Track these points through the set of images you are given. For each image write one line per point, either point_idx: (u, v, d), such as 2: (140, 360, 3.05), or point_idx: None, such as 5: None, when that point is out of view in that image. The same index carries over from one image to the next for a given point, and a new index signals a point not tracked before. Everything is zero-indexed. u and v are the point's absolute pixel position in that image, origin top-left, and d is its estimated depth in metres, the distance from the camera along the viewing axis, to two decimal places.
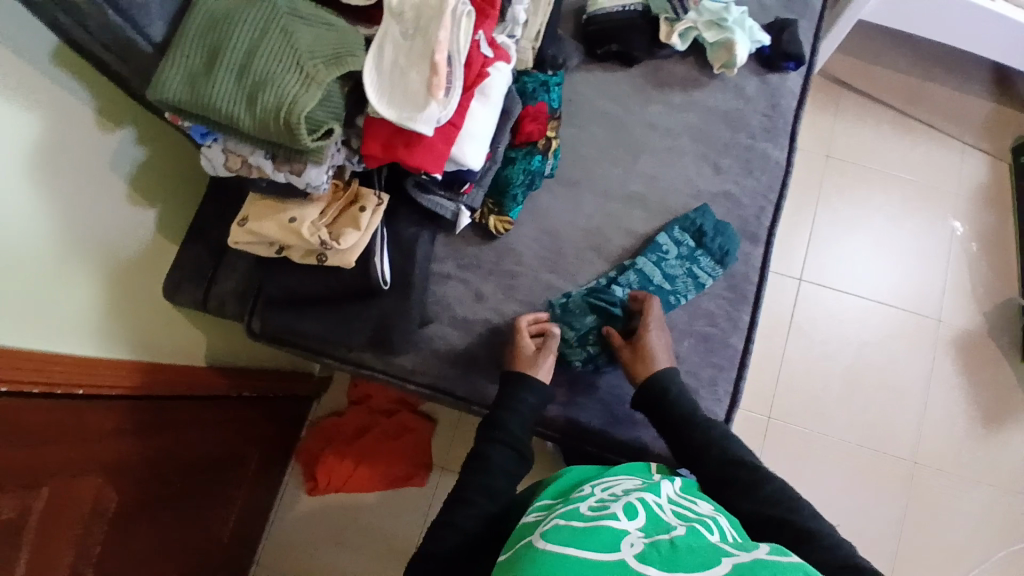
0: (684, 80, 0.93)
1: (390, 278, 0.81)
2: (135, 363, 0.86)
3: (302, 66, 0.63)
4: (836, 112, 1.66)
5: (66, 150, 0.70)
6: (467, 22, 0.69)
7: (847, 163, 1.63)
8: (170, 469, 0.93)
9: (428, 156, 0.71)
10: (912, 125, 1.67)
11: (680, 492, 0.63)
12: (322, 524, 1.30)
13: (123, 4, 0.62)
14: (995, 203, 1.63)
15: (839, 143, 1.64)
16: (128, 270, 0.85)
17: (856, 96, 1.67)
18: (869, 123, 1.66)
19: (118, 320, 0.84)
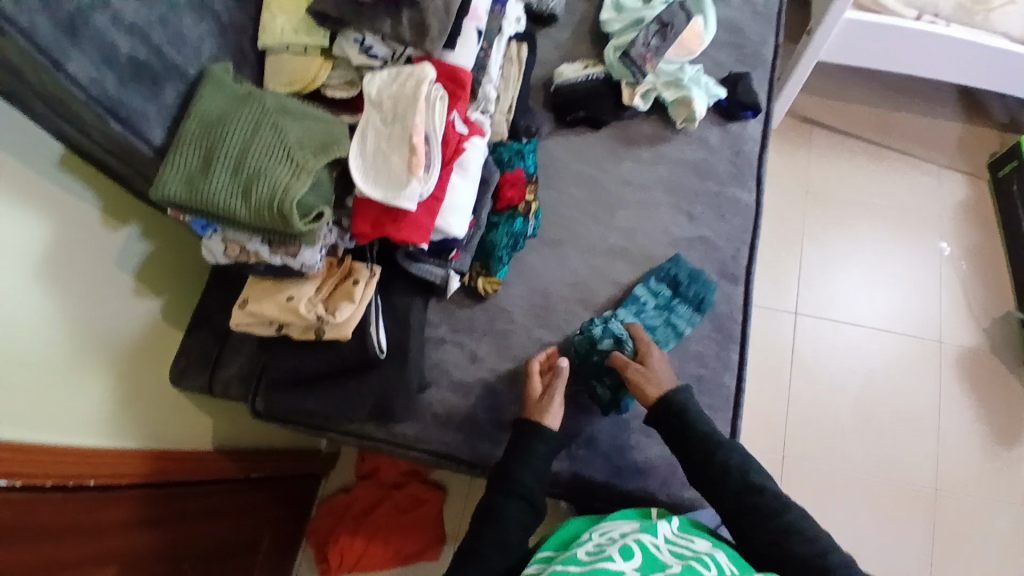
0: (651, 137, 0.99)
1: (387, 346, 0.83)
2: (143, 450, 0.88)
3: (292, 158, 0.69)
4: (809, 150, 1.73)
5: (76, 252, 0.75)
6: (441, 105, 0.76)
7: (826, 197, 1.69)
8: (181, 556, 0.93)
9: (414, 230, 0.76)
10: (885, 154, 1.73)
11: (677, 532, 0.71)
12: None
13: (125, 114, 0.66)
14: (978, 220, 1.66)
15: (816, 179, 1.70)
16: (135, 360, 0.88)
17: (827, 133, 1.75)
18: (842, 157, 1.73)
19: (127, 409, 0.87)
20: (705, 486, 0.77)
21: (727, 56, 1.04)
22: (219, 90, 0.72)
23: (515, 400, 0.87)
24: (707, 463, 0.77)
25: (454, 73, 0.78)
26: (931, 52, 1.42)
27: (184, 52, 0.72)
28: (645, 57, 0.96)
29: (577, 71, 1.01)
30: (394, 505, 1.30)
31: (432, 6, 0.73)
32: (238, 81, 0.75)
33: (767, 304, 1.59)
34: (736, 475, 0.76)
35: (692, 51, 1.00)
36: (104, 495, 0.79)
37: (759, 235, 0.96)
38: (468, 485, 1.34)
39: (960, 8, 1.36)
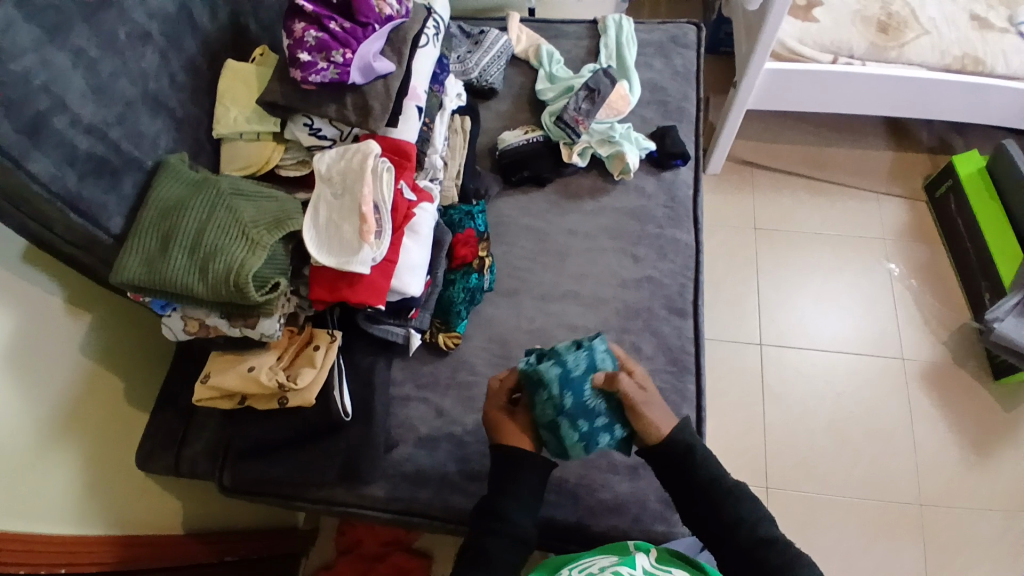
0: (592, 190, 1.06)
1: (351, 409, 0.86)
2: (109, 536, 0.89)
3: (247, 234, 0.74)
4: (753, 189, 1.84)
5: (40, 344, 0.79)
6: (388, 175, 0.80)
7: (774, 232, 1.79)
8: None
9: (370, 292, 0.80)
10: (824, 187, 1.84)
11: (656, 562, 0.73)
12: None
13: (84, 207, 0.70)
14: (922, 239, 1.76)
15: (764, 216, 1.81)
16: (101, 444, 0.90)
17: (768, 173, 1.87)
18: (785, 193, 1.84)
19: (95, 495, 0.89)
20: (712, 513, 0.79)
21: (654, 112, 1.13)
22: (175, 178, 0.77)
23: (482, 451, 0.88)
24: (710, 500, 0.79)
25: (397, 145, 0.84)
26: (854, 89, 1.54)
27: (141, 145, 0.76)
28: (578, 119, 1.05)
29: (518, 136, 1.08)
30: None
31: (373, 89, 0.79)
32: (194, 168, 0.80)
33: (732, 337, 1.64)
34: (737, 517, 0.78)
35: (620, 111, 1.09)
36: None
37: (702, 271, 1.00)
38: (447, 547, 1.32)
39: (873, 47, 1.49)
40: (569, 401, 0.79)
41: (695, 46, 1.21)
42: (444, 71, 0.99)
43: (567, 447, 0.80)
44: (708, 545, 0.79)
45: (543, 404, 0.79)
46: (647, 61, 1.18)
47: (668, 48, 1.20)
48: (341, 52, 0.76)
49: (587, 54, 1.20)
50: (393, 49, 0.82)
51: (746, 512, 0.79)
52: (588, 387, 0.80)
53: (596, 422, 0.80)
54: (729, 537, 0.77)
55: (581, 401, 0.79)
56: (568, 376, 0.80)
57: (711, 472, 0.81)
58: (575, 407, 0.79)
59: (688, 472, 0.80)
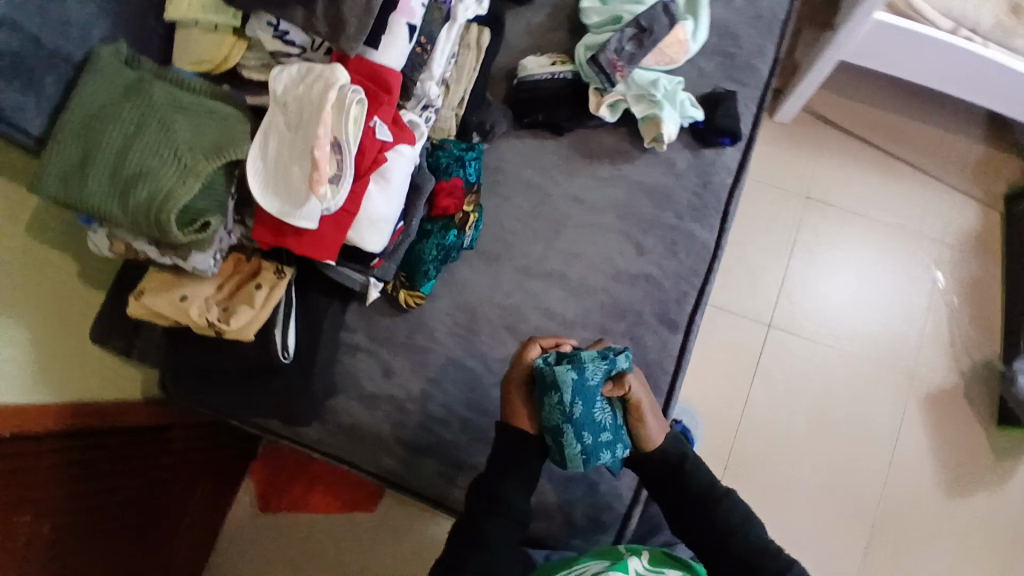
0: (612, 153, 0.89)
1: (292, 351, 0.80)
2: (65, 406, 0.87)
3: (179, 158, 0.63)
4: (818, 153, 1.61)
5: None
6: (357, 109, 0.66)
7: (825, 206, 1.59)
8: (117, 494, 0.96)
9: (318, 245, 0.70)
10: (898, 168, 1.60)
11: (648, 566, 0.71)
12: (275, 548, 1.25)
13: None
14: (983, 252, 1.55)
15: (818, 185, 1.60)
16: (55, 320, 0.85)
17: (839, 137, 1.62)
18: (852, 166, 1.61)
19: (50, 368, 0.85)
20: (706, 522, 0.77)
21: (715, 67, 0.91)
22: (103, 73, 0.64)
23: (422, 425, 0.83)
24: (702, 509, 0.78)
25: (377, 72, 0.68)
26: (971, 70, 1.26)
27: (64, 32, 0.63)
28: (615, 64, 0.85)
29: (543, 66, 0.90)
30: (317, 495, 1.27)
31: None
32: (133, 63, 0.67)
33: (741, 312, 1.53)
34: (732, 524, 0.77)
35: (674, 61, 0.88)
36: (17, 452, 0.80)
37: (713, 276, 0.88)
38: (402, 510, 1.25)
39: (998, 26, 1.21)
40: (577, 410, 0.73)
41: None
42: None
43: (567, 457, 0.74)
44: (703, 558, 0.78)
45: (551, 408, 0.73)
46: None
47: None
48: None
49: None
50: None
51: (738, 519, 0.77)
52: (598, 399, 0.74)
53: (599, 437, 0.74)
54: (724, 549, 0.76)
55: (590, 412, 0.73)
56: (584, 385, 0.73)
57: (707, 479, 0.79)
58: (585, 417, 0.73)
59: (681, 481, 0.79)
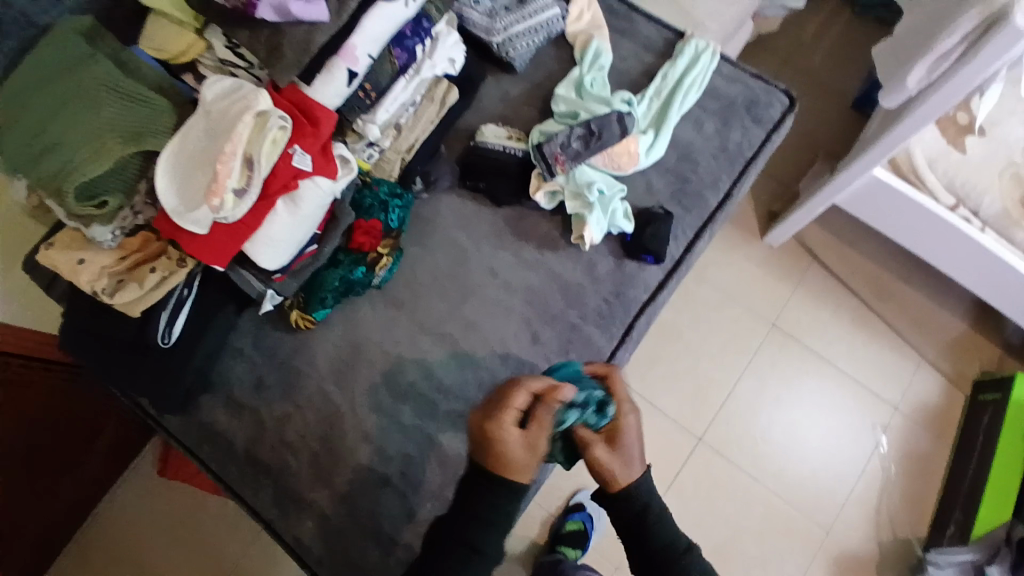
0: (541, 237, 0.90)
1: (172, 339, 0.80)
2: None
3: (94, 137, 0.66)
4: (799, 284, 1.59)
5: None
6: (278, 134, 0.69)
7: (791, 338, 1.55)
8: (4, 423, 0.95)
9: (209, 250, 0.72)
10: (874, 322, 1.56)
11: None
12: (156, 512, 1.27)
13: None
14: (934, 428, 1.49)
15: (789, 314, 1.57)
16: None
17: (823, 274, 1.60)
18: (829, 306, 1.57)
19: None
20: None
21: (665, 185, 0.92)
22: (61, 44, 0.70)
23: (273, 446, 0.84)
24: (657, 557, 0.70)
25: (309, 105, 0.71)
26: (954, 250, 1.25)
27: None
28: (558, 157, 0.87)
29: (499, 138, 0.93)
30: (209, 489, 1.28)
31: (291, 35, 0.65)
32: (91, 39, 0.72)
33: (678, 419, 1.48)
34: None
35: (620, 168, 0.89)
36: None
37: None
38: None
39: (1003, 215, 1.18)
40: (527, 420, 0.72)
41: (766, 129, 0.97)
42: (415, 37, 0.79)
43: None
44: None
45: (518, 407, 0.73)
46: (699, 117, 0.95)
47: (734, 114, 0.97)
48: None
49: (641, 74, 0.99)
50: None
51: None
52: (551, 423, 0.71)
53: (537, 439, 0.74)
54: None
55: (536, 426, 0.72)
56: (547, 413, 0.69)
57: (667, 535, 0.70)
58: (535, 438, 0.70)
59: (638, 537, 0.70)
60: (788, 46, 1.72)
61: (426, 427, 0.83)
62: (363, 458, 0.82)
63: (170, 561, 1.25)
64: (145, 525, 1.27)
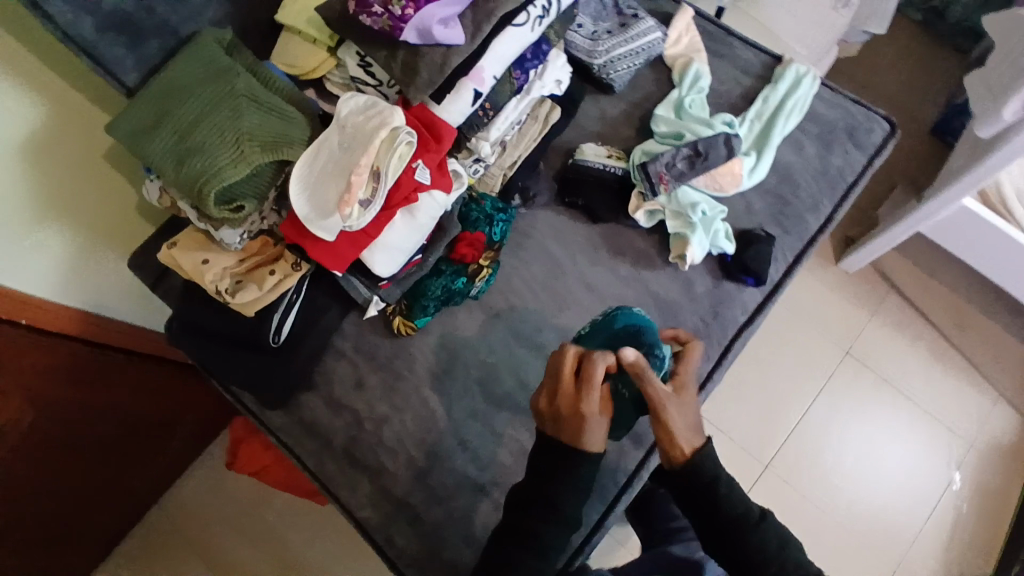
0: (638, 253, 0.91)
1: (282, 338, 0.85)
2: (80, 312, 0.95)
3: (238, 144, 0.70)
4: (874, 311, 1.55)
5: (68, 133, 0.79)
6: (405, 149, 0.72)
7: (864, 366, 1.51)
8: (98, 403, 1.02)
9: (332, 255, 0.76)
10: (950, 354, 1.51)
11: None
12: (226, 503, 1.30)
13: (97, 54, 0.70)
14: (1008, 466, 1.44)
15: (864, 342, 1.53)
16: (101, 236, 0.92)
17: (899, 303, 1.55)
18: (905, 336, 1.53)
19: (80, 277, 0.94)
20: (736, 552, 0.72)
21: (764, 206, 0.92)
22: (201, 55, 0.73)
23: (371, 445, 0.86)
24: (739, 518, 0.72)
25: (433, 122, 0.74)
26: None
27: (181, 12, 0.74)
28: (662, 176, 0.88)
29: (599, 155, 0.94)
30: (275, 481, 1.29)
31: (427, 54, 0.68)
32: (229, 53, 0.76)
33: (743, 442, 1.45)
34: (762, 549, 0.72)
35: (722, 190, 0.89)
36: (34, 339, 0.88)
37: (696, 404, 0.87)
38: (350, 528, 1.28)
39: None
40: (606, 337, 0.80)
41: (868, 153, 0.96)
42: (535, 60, 0.79)
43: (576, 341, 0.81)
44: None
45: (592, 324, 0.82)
46: (799, 139, 0.95)
47: (835, 139, 0.96)
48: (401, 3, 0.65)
49: (739, 97, 0.99)
50: (472, 18, 0.69)
51: (773, 542, 0.73)
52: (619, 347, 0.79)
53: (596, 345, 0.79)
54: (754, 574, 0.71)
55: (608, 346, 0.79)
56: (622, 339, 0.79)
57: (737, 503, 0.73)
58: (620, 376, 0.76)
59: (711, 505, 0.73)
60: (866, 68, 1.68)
61: (521, 436, 0.85)
62: (457, 463, 0.84)
63: (239, 553, 1.28)
64: (218, 516, 1.30)
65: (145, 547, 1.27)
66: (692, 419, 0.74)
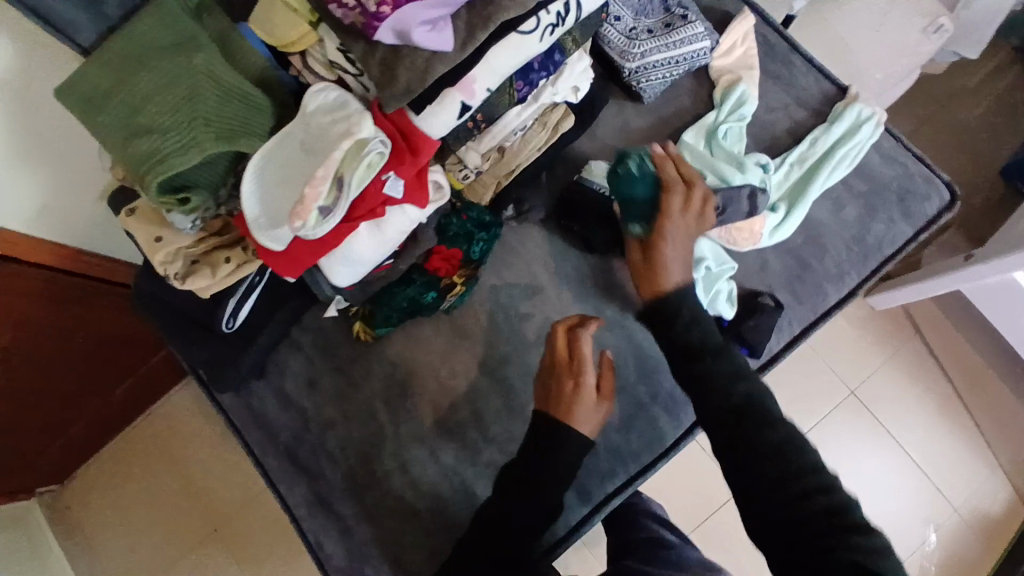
0: (627, 297, 0.84)
1: (235, 325, 0.80)
2: (58, 249, 0.90)
3: (189, 129, 0.61)
4: (891, 354, 1.41)
5: (29, 81, 0.72)
6: (375, 159, 0.63)
7: (864, 409, 1.38)
8: (77, 332, 1.00)
9: (285, 260, 0.68)
10: (955, 414, 1.40)
11: None
12: (196, 427, 1.32)
13: (46, 14, 0.62)
14: (986, 539, 1.35)
15: (870, 386, 1.40)
16: (67, 179, 0.85)
17: (918, 350, 1.42)
18: (915, 387, 1.41)
19: (56, 219, 0.88)
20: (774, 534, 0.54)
21: (780, 267, 0.82)
22: (165, 21, 0.65)
23: (313, 448, 0.83)
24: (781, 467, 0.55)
25: (412, 133, 0.65)
26: None
27: None
28: None
29: None
30: None
31: (410, 58, 0.57)
32: (198, 16, 0.68)
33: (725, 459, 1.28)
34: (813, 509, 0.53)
35: (735, 245, 0.79)
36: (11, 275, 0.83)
37: (656, 468, 0.81)
38: None
39: None
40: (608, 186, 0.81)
41: (915, 226, 0.84)
42: (543, 70, 0.68)
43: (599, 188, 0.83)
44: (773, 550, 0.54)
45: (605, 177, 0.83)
46: (840, 199, 0.83)
47: (881, 201, 0.84)
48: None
49: (786, 132, 0.86)
50: (466, 19, 0.58)
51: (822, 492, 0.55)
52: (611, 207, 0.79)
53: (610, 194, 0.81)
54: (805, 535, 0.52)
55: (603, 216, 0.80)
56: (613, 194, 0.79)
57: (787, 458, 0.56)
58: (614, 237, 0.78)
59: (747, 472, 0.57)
60: (954, 82, 1.43)
61: (466, 470, 0.80)
62: (397, 485, 0.81)
63: (206, 482, 1.30)
64: (193, 435, 1.32)
65: (122, 452, 1.31)
66: (671, 257, 0.71)
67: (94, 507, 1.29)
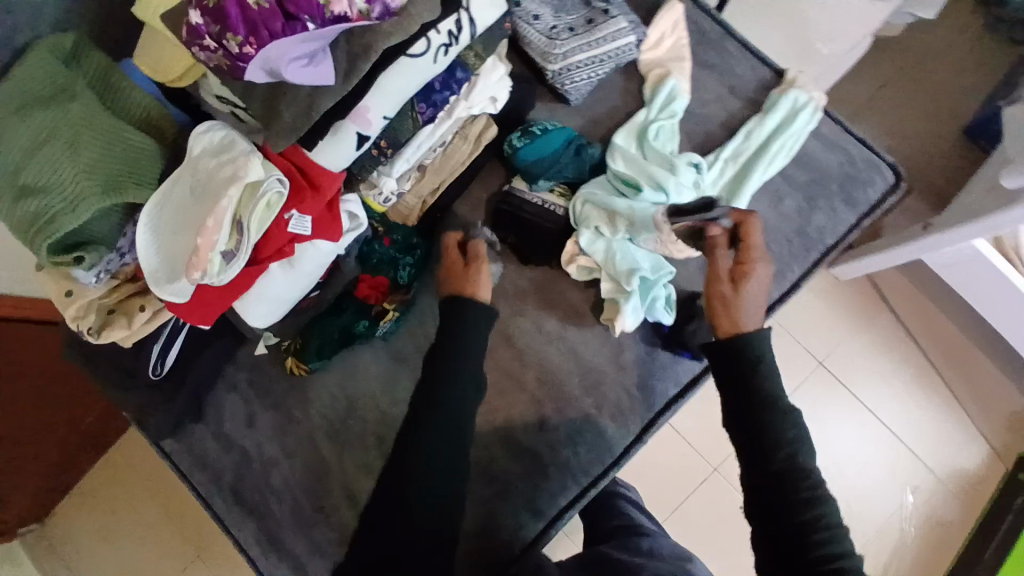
0: (569, 308, 0.80)
1: (164, 370, 0.77)
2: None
3: (68, 183, 0.57)
4: (858, 324, 1.35)
5: None
6: (272, 199, 0.60)
7: (834, 381, 1.33)
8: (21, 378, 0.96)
9: (194, 309, 0.65)
10: (929, 377, 1.33)
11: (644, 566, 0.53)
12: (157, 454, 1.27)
13: None
14: (966, 503, 1.28)
15: (841, 358, 1.34)
16: None
17: (888, 318, 1.35)
18: (887, 351, 1.34)
19: None
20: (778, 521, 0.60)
21: None
22: (36, 70, 0.60)
23: (259, 486, 0.82)
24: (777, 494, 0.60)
25: (310, 168, 0.62)
26: None
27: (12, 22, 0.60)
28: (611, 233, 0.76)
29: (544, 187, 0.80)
30: None
31: (292, 97, 0.54)
32: (75, 60, 0.63)
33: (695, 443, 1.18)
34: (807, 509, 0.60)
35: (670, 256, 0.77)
36: None
37: (609, 479, 0.78)
38: None
39: None
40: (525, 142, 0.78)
41: (859, 213, 0.81)
42: (444, 88, 0.67)
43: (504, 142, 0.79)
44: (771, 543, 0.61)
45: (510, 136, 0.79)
46: (780, 191, 0.81)
47: (822, 189, 0.81)
48: (237, 38, 0.48)
49: (720, 125, 0.83)
50: (346, 49, 0.54)
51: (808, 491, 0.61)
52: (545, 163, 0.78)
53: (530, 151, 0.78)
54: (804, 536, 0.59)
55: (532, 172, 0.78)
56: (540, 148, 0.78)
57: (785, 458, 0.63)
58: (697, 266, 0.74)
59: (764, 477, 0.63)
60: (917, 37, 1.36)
61: None
62: (346, 519, 0.79)
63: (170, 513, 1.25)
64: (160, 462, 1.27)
65: (103, 476, 1.27)
66: (756, 305, 0.69)
67: (83, 532, 1.26)
